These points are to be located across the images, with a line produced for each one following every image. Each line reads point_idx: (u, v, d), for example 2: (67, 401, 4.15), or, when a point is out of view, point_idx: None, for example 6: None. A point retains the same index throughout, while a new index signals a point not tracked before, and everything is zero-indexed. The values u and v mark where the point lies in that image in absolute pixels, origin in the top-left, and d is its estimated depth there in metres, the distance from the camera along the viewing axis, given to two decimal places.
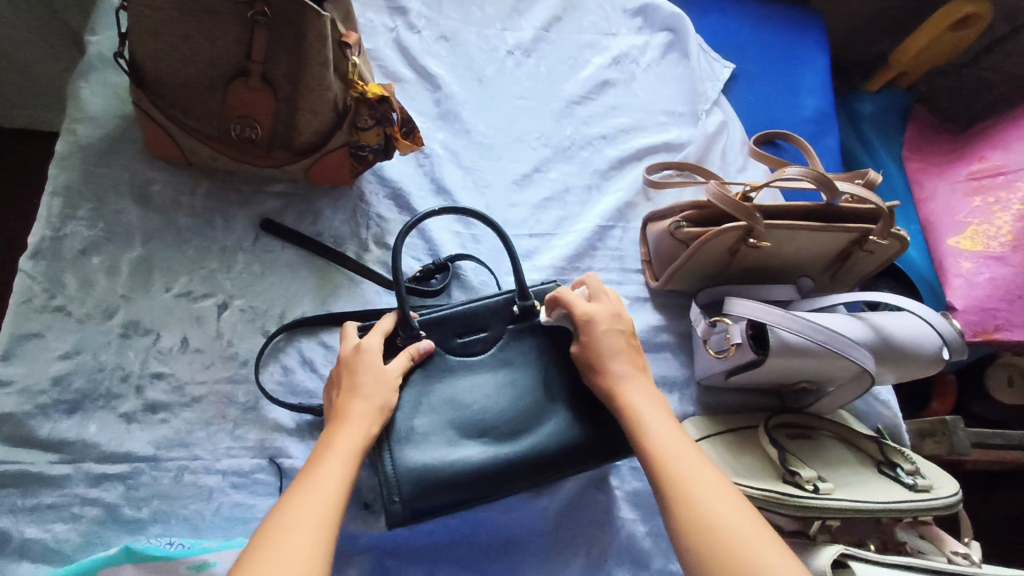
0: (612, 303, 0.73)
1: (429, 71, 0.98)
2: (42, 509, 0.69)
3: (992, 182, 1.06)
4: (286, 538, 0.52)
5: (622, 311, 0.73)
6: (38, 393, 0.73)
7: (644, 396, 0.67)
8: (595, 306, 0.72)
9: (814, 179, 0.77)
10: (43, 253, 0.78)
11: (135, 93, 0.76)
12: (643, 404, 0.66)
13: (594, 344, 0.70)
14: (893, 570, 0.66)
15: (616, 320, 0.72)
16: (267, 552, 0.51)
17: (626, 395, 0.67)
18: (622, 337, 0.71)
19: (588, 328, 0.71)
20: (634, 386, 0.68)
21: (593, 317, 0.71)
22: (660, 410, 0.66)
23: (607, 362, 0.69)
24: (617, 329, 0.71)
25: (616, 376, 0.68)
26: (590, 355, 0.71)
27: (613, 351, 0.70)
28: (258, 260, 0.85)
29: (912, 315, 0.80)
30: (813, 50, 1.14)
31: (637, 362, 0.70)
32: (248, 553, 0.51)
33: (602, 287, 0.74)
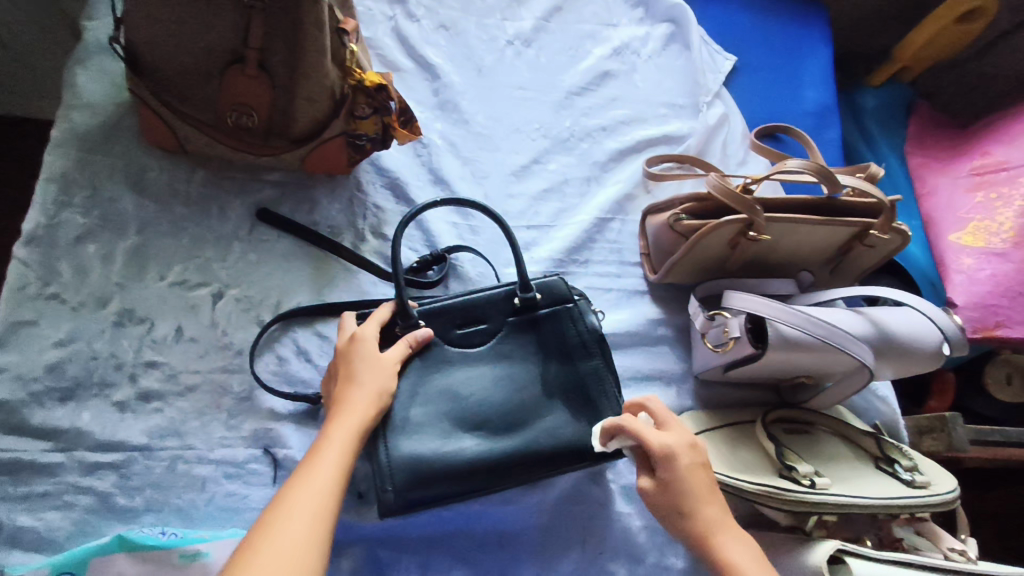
0: (683, 435, 0.67)
1: (428, 59, 0.97)
2: (35, 497, 0.69)
3: (995, 177, 1.05)
4: (283, 527, 0.52)
5: (696, 442, 0.67)
6: (32, 380, 0.72)
7: (734, 543, 0.63)
8: (669, 440, 0.65)
9: (815, 172, 0.76)
10: (37, 240, 0.78)
11: (130, 79, 0.75)
12: (737, 555, 0.62)
13: (677, 485, 0.64)
14: (889, 567, 0.66)
15: (688, 453, 0.65)
16: (263, 542, 0.51)
17: (718, 542, 0.63)
18: (701, 474, 0.66)
19: (666, 466, 0.64)
20: (723, 531, 0.64)
21: (676, 454, 0.65)
22: (756, 559, 0.63)
23: (695, 508, 0.64)
24: (696, 465, 0.66)
25: (705, 523, 0.64)
26: (672, 498, 0.65)
27: (698, 495, 0.64)
28: (254, 250, 0.85)
29: (913, 310, 0.79)
30: (816, 43, 1.13)
31: (716, 498, 0.66)
32: (245, 543, 0.51)
33: (670, 417, 0.68)
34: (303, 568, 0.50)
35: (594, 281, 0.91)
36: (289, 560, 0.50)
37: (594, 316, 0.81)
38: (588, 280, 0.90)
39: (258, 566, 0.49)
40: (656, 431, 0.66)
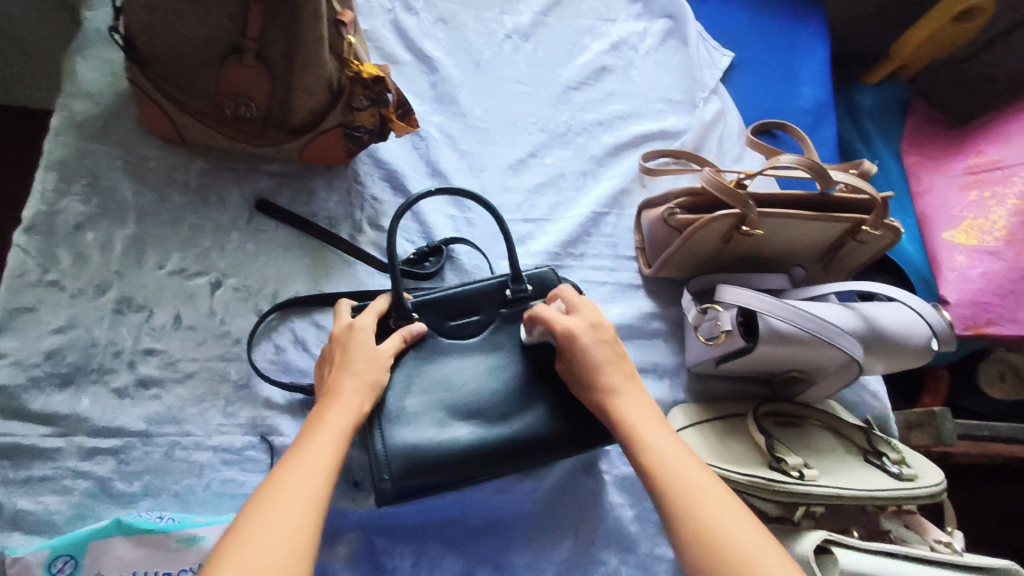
0: (589, 316, 0.70)
1: (426, 53, 0.98)
2: (34, 480, 0.70)
3: (989, 176, 1.06)
4: (277, 510, 0.53)
5: (602, 323, 0.70)
6: (32, 366, 0.73)
7: (636, 404, 0.66)
8: (574, 321, 0.69)
9: (809, 168, 0.77)
10: (38, 228, 0.78)
11: (130, 69, 0.76)
12: (635, 413, 0.65)
13: (580, 357, 0.68)
14: (875, 557, 0.67)
15: (593, 332, 0.69)
16: (257, 524, 0.51)
17: (618, 405, 0.66)
18: (606, 348, 0.69)
19: (569, 344, 0.69)
20: (625, 394, 0.66)
21: (575, 332, 0.69)
22: (656, 419, 0.65)
23: (597, 373, 0.67)
24: (600, 340, 0.69)
25: (605, 388, 0.67)
26: (579, 371, 0.68)
27: (599, 364, 0.67)
28: (252, 240, 0.85)
29: (904, 306, 0.81)
30: (813, 40, 1.13)
31: (623, 368, 0.68)
32: (239, 524, 0.51)
33: (579, 300, 0.72)
34: (298, 550, 0.51)
35: (590, 274, 0.92)
36: (283, 542, 0.51)
37: None
38: (583, 273, 0.91)
39: (253, 548, 0.49)
40: (563, 315, 0.71)
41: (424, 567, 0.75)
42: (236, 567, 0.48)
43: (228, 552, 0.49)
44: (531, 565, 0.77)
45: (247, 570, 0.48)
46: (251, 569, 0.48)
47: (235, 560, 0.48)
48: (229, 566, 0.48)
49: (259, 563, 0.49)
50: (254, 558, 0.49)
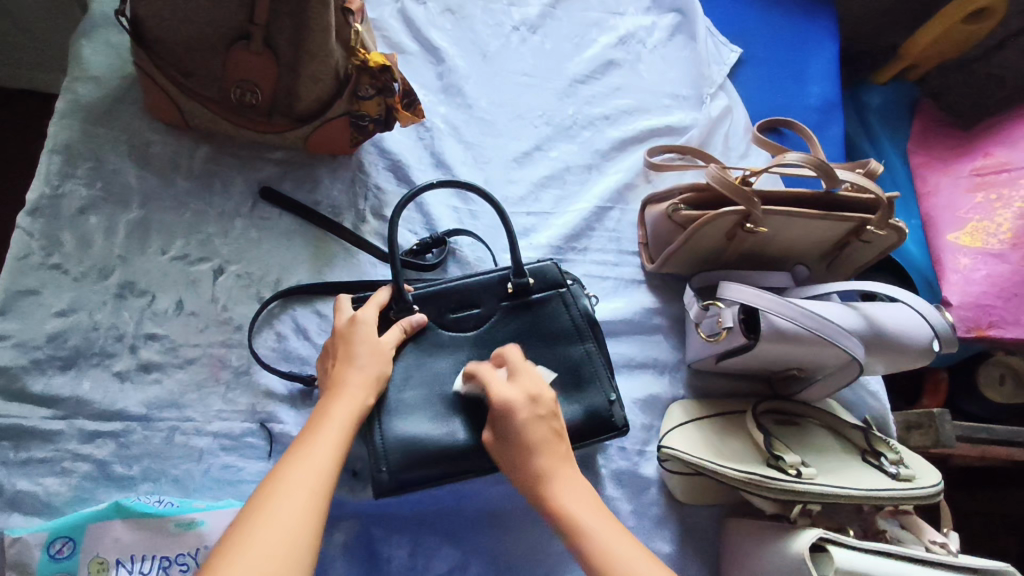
0: (526, 387, 0.67)
1: (433, 43, 0.98)
2: (34, 462, 0.70)
3: (996, 178, 1.05)
4: (283, 503, 0.53)
5: (541, 395, 0.67)
6: (33, 348, 0.73)
7: (572, 486, 0.63)
8: (511, 391, 0.66)
9: (815, 166, 0.77)
10: (41, 210, 0.78)
11: (135, 52, 0.75)
12: (574, 502, 0.62)
13: (511, 435, 0.65)
14: (869, 556, 0.68)
15: (527, 403, 0.66)
16: (262, 516, 0.52)
17: (553, 491, 0.63)
18: (540, 427, 0.65)
19: (505, 420, 0.65)
20: (561, 479, 0.64)
21: (512, 404, 0.65)
22: (588, 501, 0.62)
23: (532, 455, 0.64)
24: (537, 417, 0.66)
25: (538, 473, 0.64)
26: (512, 452, 0.65)
27: (535, 445, 0.64)
28: (255, 227, 0.85)
29: (907, 307, 0.80)
30: (822, 37, 1.12)
31: (560, 450, 0.66)
32: (244, 516, 0.52)
33: (521, 363, 0.69)
34: (302, 542, 0.51)
35: (592, 269, 0.91)
36: (288, 535, 0.51)
37: (586, 300, 0.82)
38: (586, 267, 0.91)
39: (257, 541, 0.50)
40: (502, 382, 0.68)
41: (420, 557, 0.76)
42: (241, 558, 0.48)
43: (235, 543, 0.50)
44: (528, 557, 0.78)
45: (252, 559, 0.49)
46: (255, 561, 0.49)
47: (244, 550, 0.49)
48: (236, 556, 0.48)
49: (265, 553, 0.49)
50: (259, 551, 0.49)
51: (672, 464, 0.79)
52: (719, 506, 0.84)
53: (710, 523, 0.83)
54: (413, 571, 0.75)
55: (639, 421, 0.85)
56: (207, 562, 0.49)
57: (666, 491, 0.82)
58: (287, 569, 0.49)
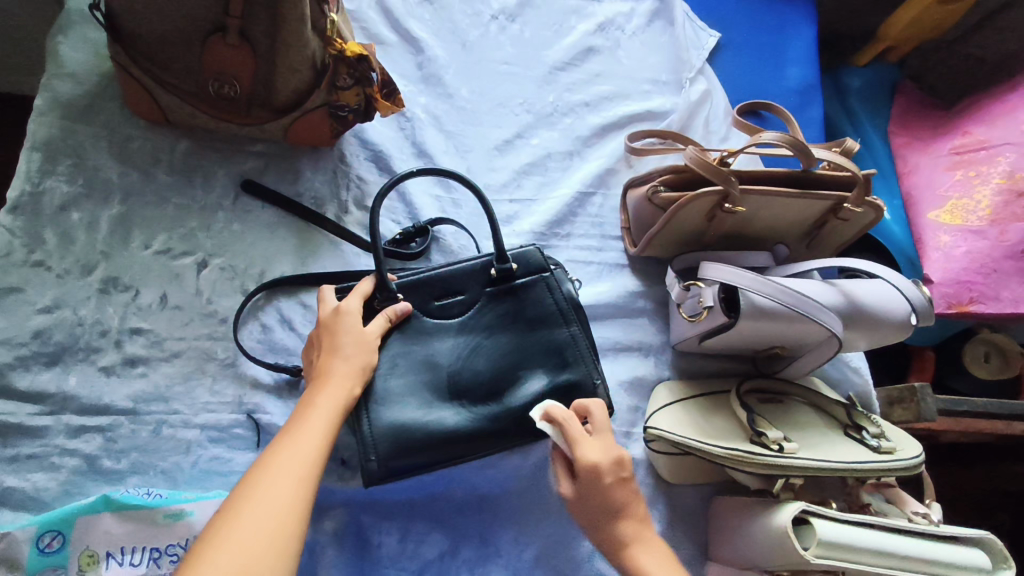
0: (612, 449, 0.70)
1: (412, 34, 0.98)
2: (21, 458, 0.71)
3: (974, 156, 1.07)
4: (270, 490, 0.54)
5: (620, 456, 0.70)
6: (18, 345, 0.74)
7: (655, 555, 0.67)
8: (598, 454, 0.69)
9: (791, 145, 0.77)
10: (23, 208, 0.78)
11: (112, 47, 0.75)
12: (657, 570, 0.65)
13: (592, 497, 0.68)
14: (850, 527, 0.69)
15: (613, 470, 0.69)
16: (247, 503, 0.52)
17: (636, 555, 0.67)
18: (624, 492, 0.68)
19: (585, 482, 0.68)
20: (642, 543, 0.67)
21: (599, 468, 0.68)
22: (669, 567, 0.66)
23: (616, 520, 0.68)
24: (620, 482, 0.69)
25: (622, 536, 0.67)
26: (601, 513, 0.68)
27: (621, 510, 0.68)
28: (238, 220, 0.85)
29: (886, 283, 0.81)
30: (800, 19, 1.13)
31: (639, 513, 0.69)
32: (229, 505, 0.52)
33: (601, 423, 0.72)
34: (288, 529, 0.52)
35: (575, 254, 0.92)
36: (274, 521, 0.52)
37: (570, 284, 0.82)
38: (569, 253, 0.92)
39: (243, 527, 0.50)
40: (588, 442, 0.70)
41: (410, 542, 0.76)
42: (227, 544, 0.49)
43: (221, 527, 0.50)
44: (517, 539, 0.79)
45: (238, 542, 0.49)
46: (241, 544, 0.49)
47: (230, 533, 0.50)
48: (224, 539, 0.49)
49: (251, 535, 0.50)
50: (244, 533, 0.50)
51: (658, 444, 0.79)
52: (706, 485, 0.85)
53: (697, 502, 0.84)
54: (404, 556, 0.76)
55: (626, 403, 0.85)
56: (193, 548, 0.49)
57: (654, 471, 0.83)
58: (273, 554, 0.50)
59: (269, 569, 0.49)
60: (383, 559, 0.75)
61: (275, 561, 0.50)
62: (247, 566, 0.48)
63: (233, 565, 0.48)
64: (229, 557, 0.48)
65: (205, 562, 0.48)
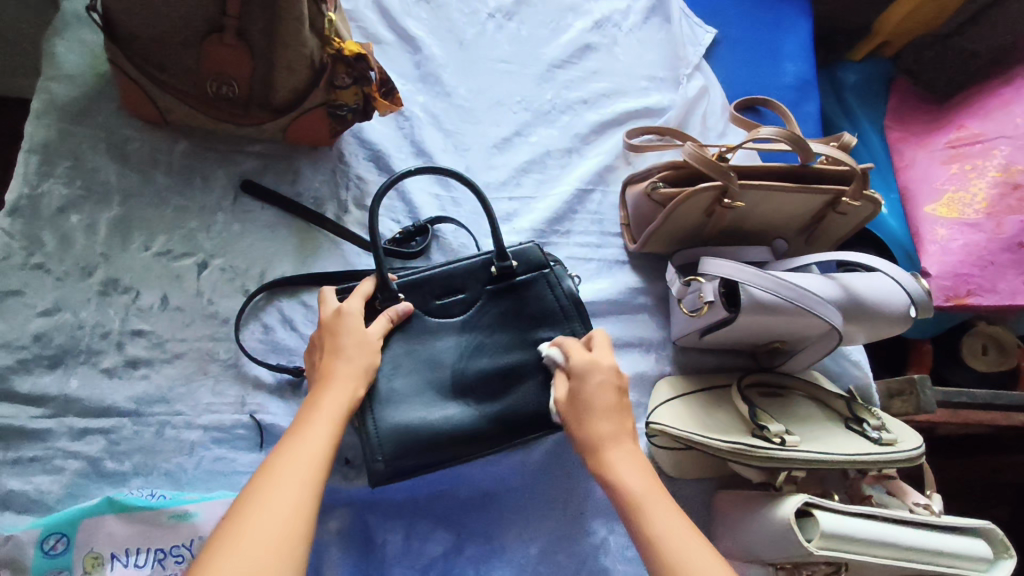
0: (613, 360, 0.71)
1: (409, 33, 0.98)
2: (24, 461, 0.71)
3: (969, 150, 1.07)
4: (276, 495, 0.53)
5: (619, 369, 0.70)
6: (19, 348, 0.73)
7: (631, 461, 0.65)
8: (596, 359, 0.70)
9: (790, 140, 0.78)
10: (21, 211, 0.78)
11: (109, 48, 0.75)
12: (628, 473, 0.63)
13: (575, 397, 0.69)
14: (851, 518, 0.69)
15: (613, 377, 0.69)
16: (254, 508, 0.52)
17: (610, 457, 0.65)
18: (612, 397, 0.68)
19: (574, 383, 0.69)
20: (617, 452, 0.65)
21: (590, 368, 0.69)
22: (639, 469, 0.64)
23: (592, 418, 0.67)
24: (613, 386, 0.69)
25: (598, 437, 0.66)
26: (580, 411, 0.68)
27: (598, 412, 0.67)
28: (238, 220, 0.85)
29: (885, 276, 0.82)
30: (796, 15, 1.13)
31: (626, 424, 0.68)
32: (236, 510, 0.52)
33: (602, 339, 0.73)
34: (296, 533, 0.52)
35: (575, 251, 0.92)
36: (282, 524, 0.52)
37: (570, 280, 0.82)
38: (569, 250, 0.92)
39: (251, 533, 0.50)
40: (582, 350, 0.72)
41: (415, 541, 0.76)
42: (234, 550, 0.49)
43: (230, 531, 0.50)
44: (521, 536, 0.79)
45: (247, 546, 0.49)
46: (250, 548, 0.49)
47: (239, 537, 0.50)
48: (233, 543, 0.49)
49: (260, 539, 0.50)
50: (253, 536, 0.50)
51: (661, 439, 0.80)
52: (709, 480, 0.85)
53: (700, 497, 0.84)
54: (408, 555, 0.76)
55: (628, 398, 0.86)
56: (201, 555, 0.49)
57: (656, 466, 0.83)
58: (281, 559, 0.50)
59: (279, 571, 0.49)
60: (388, 558, 0.75)
61: (283, 565, 0.50)
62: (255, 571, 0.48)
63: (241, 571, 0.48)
64: (237, 562, 0.48)
65: (213, 568, 0.48)
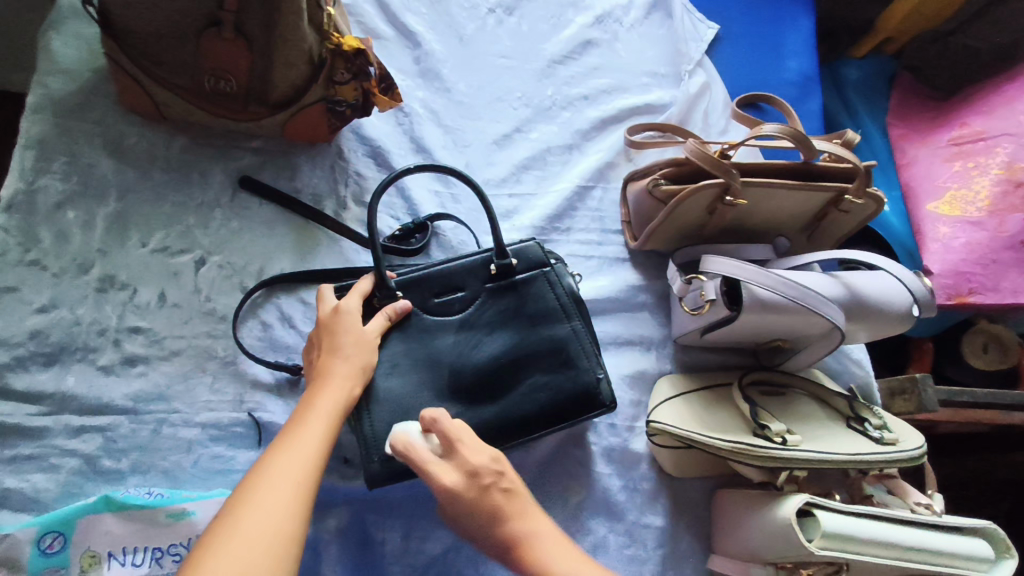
0: (456, 462, 0.61)
1: (409, 27, 0.97)
2: (20, 459, 0.70)
3: (973, 147, 1.07)
4: (267, 494, 0.53)
5: (465, 464, 0.61)
6: (15, 345, 0.73)
7: (557, 550, 0.58)
8: (451, 474, 0.61)
9: (792, 137, 0.77)
10: (17, 207, 0.78)
11: (105, 42, 0.74)
12: (557, 562, 0.57)
13: (464, 519, 0.60)
14: (854, 519, 0.69)
15: (488, 474, 0.61)
16: (246, 507, 0.51)
17: (539, 553, 0.57)
18: (492, 498, 0.59)
19: (450, 506, 0.60)
20: (536, 546, 0.58)
21: (453, 487, 0.60)
22: (568, 555, 0.57)
23: (498, 523, 0.59)
24: (484, 489, 0.60)
25: (512, 537, 0.58)
26: (475, 531, 0.60)
27: (498, 514, 0.59)
28: (236, 217, 0.85)
29: (888, 274, 0.81)
30: (799, 11, 1.12)
31: (520, 508, 0.60)
32: (228, 509, 0.51)
33: (451, 433, 0.62)
34: (288, 533, 0.51)
35: (576, 248, 0.92)
36: (273, 524, 0.51)
37: (571, 278, 0.81)
38: (570, 247, 0.92)
39: (241, 533, 0.50)
40: (439, 463, 0.61)
41: (414, 540, 0.76)
42: (225, 550, 0.48)
43: (221, 530, 0.50)
44: None
45: (237, 545, 0.49)
46: (241, 548, 0.49)
47: (231, 536, 0.49)
48: (223, 543, 0.49)
49: (251, 538, 0.49)
50: (244, 536, 0.49)
51: (661, 438, 0.79)
52: (709, 479, 0.85)
53: (700, 495, 0.84)
54: (407, 554, 0.75)
55: (628, 397, 0.85)
56: (190, 555, 0.49)
57: (656, 464, 0.83)
58: (272, 558, 0.49)
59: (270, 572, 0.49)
60: (387, 556, 0.75)
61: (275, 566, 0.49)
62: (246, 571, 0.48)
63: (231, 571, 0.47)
64: (228, 562, 0.47)
65: (204, 567, 0.47)
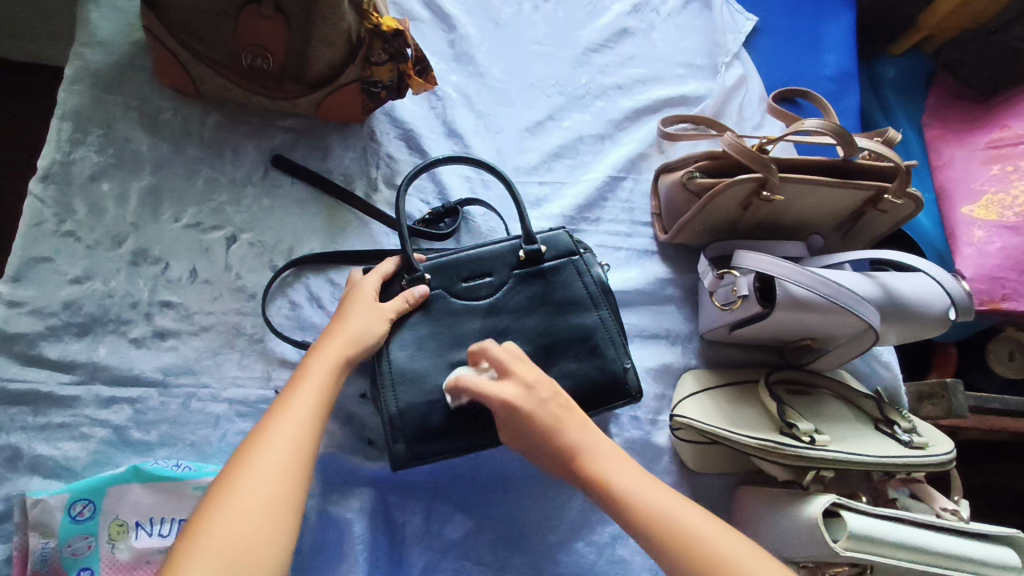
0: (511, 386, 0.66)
1: (444, 10, 0.96)
2: (52, 427, 0.71)
3: (1012, 151, 1.04)
4: (266, 455, 0.53)
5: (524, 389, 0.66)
6: (49, 314, 0.74)
7: (620, 460, 0.65)
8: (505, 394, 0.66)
9: (832, 132, 0.76)
10: (53, 176, 0.78)
11: (146, 15, 0.74)
12: (613, 468, 0.64)
13: (528, 432, 0.66)
14: (882, 521, 0.69)
15: (532, 396, 0.66)
16: (244, 468, 0.52)
17: (597, 462, 0.64)
18: (552, 409, 0.66)
19: (512, 421, 0.66)
20: (600, 454, 0.65)
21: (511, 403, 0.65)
22: (623, 461, 0.65)
23: (559, 433, 0.65)
24: (542, 403, 0.66)
25: (570, 446, 0.65)
26: (538, 442, 0.66)
27: (558, 423, 0.65)
28: (267, 195, 0.85)
29: (924, 276, 0.80)
30: (839, 6, 1.10)
31: (575, 417, 0.67)
32: (228, 470, 0.52)
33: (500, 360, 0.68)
34: (287, 495, 0.52)
35: (605, 239, 0.91)
36: (272, 485, 0.52)
37: (600, 268, 0.81)
38: (599, 238, 0.91)
39: (241, 494, 0.50)
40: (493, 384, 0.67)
41: (434, 523, 0.76)
42: (226, 510, 0.49)
43: (221, 493, 0.51)
44: (540, 523, 0.78)
45: (236, 505, 0.50)
46: (240, 508, 0.49)
47: (230, 497, 0.50)
48: (223, 504, 0.50)
49: (250, 499, 0.50)
50: (245, 495, 0.50)
51: (685, 432, 0.79)
52: (731, 475, 0.84)
53: (719, 491, 0.83)
54: (428, 537, 0.76)
55: (652, 390, 0.85)
56: (195, 514, 0.50)
57: (678, 458, 0.83)
58: (273, 516, 0.50)
59: (272, 530, 0.50)
60: (407, 538, 0.75)
61: (276, 523, 0.50)
62: (245, 527, 0.49)
63: (234, 530, 0.48)
64: (228, 521, 0.49)
65: (206, 527, 0.48)
